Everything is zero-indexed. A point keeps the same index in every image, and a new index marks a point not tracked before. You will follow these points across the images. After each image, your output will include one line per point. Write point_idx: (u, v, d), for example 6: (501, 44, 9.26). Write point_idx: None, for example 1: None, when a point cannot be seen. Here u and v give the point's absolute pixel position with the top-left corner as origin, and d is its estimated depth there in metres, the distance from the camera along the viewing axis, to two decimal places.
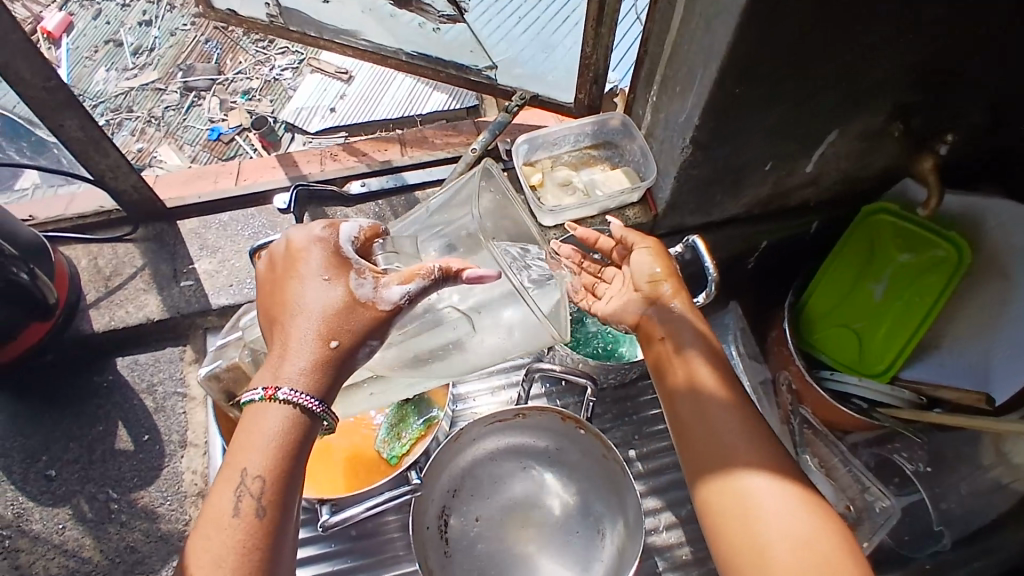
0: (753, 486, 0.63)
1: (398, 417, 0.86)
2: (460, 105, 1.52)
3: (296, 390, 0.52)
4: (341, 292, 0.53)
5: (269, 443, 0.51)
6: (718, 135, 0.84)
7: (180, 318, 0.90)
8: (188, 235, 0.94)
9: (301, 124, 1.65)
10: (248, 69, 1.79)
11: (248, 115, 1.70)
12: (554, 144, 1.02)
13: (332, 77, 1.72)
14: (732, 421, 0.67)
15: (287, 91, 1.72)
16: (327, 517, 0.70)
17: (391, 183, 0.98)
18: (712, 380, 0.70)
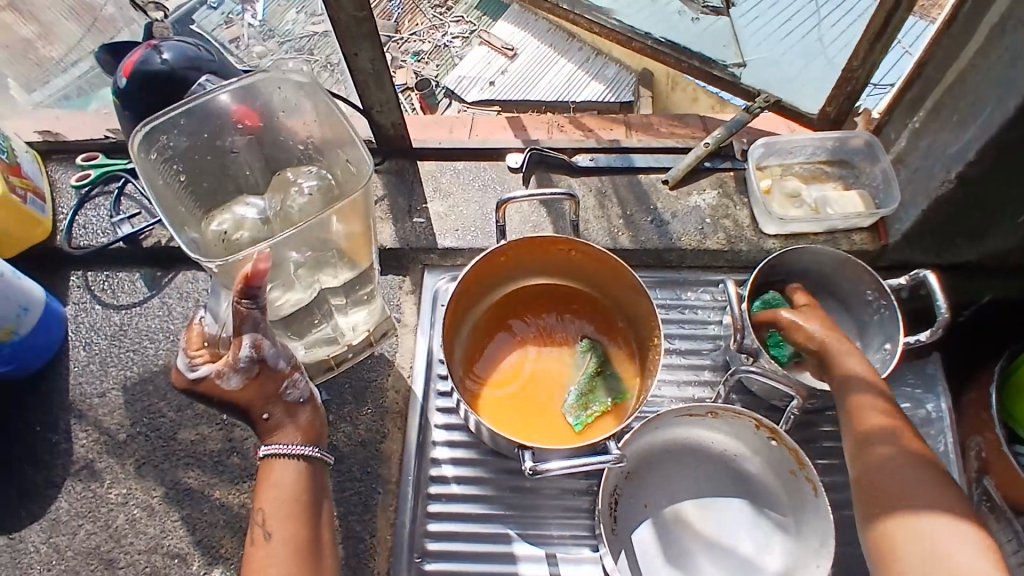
0: (924, 521, 0.63)
1: (588, 388, 0.89)
2: (615, 98, 1.73)
3: (287, 445, 0.70)
4: (239, 379, 0.67)
5: (279, 492, 0.68)
6: (989, 175, 0.80)
7: (408, 250, 0.96)
8: (425, 175, 1.00)
9: (460, 92, 1.72)
10: (423, 32, 1.87)
11: (413, 75, 1.77)
12: (790, 153, 0.99)
13: (497, 52, 1.80)
14: (904, 468, 0.67)
15: (454, 59, 1.80)
16: (534, 464, 0.73)
17: (619, 162, 1.00)
18: (885, 424, 0.71)
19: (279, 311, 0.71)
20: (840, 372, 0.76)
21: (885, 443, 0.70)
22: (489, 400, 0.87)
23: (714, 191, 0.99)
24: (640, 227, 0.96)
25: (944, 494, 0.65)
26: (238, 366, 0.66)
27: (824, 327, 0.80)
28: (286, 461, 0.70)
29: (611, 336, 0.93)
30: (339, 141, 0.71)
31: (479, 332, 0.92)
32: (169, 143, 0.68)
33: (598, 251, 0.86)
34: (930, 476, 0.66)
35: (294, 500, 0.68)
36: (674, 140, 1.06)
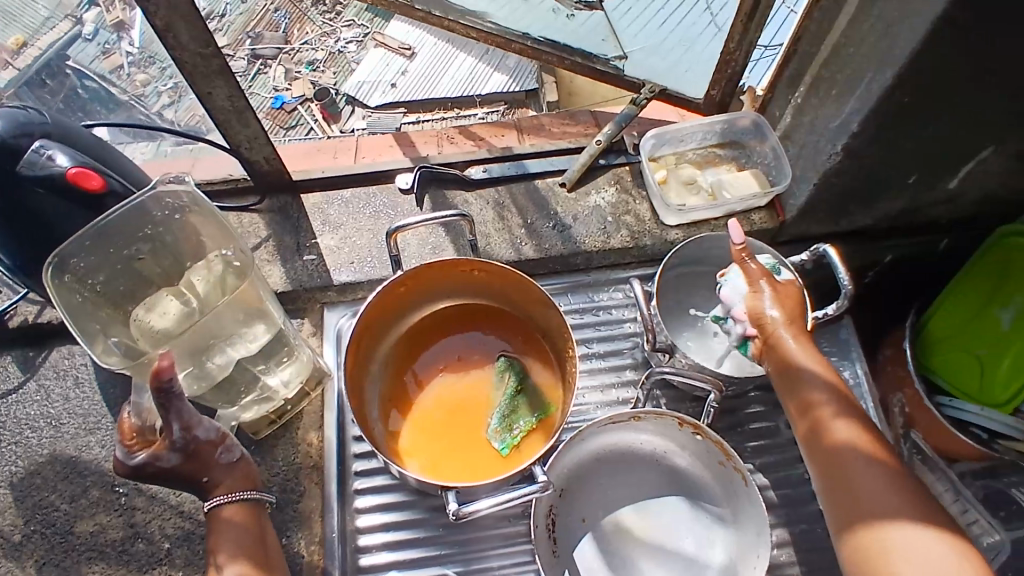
0: (897, 530, 0.62)
1: (511, 408, 0.85)
2: (521, 88, 1.67)
3: (224, 495, 0.69)
4: (178, 457, 0.65)
5: (238, 532, 0.69)
6: (870, 147, 0.80)
7: (301, 291, 0.90)
8: (311, 209, 0.94)
9: (362, 98, 1.64)
10: (314, 40, 1.71)
11: (310, 85, 1.64)
12: (681, 140, 0.99)
13: (394, 52, 1.70)
14: (871, 468, 0.66)
15: (350, 64, 1.68)
16: (459, 508, 0.68)
17: (512, 170, 0.97)
18: (843, 425, 0.69)
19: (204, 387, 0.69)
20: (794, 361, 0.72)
21: (848, 435, 0.68)
22: (410, 437, 0.84)
23: (612, 188, 0.97)
24: (542, 235, 0.93)
25: (910, 494, 0.64)
26: (175, 447, 0.64)
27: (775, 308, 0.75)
28: (234, 507, 0.70)
29: (528, 348, 0.90)
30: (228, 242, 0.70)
31: (392, 367, 0.88)
32: (80, 265, 0.66)
33: (499, 267, 0.81)
34: (897, 477, 0.66)
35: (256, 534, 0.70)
36: (567, 140, 1.03)
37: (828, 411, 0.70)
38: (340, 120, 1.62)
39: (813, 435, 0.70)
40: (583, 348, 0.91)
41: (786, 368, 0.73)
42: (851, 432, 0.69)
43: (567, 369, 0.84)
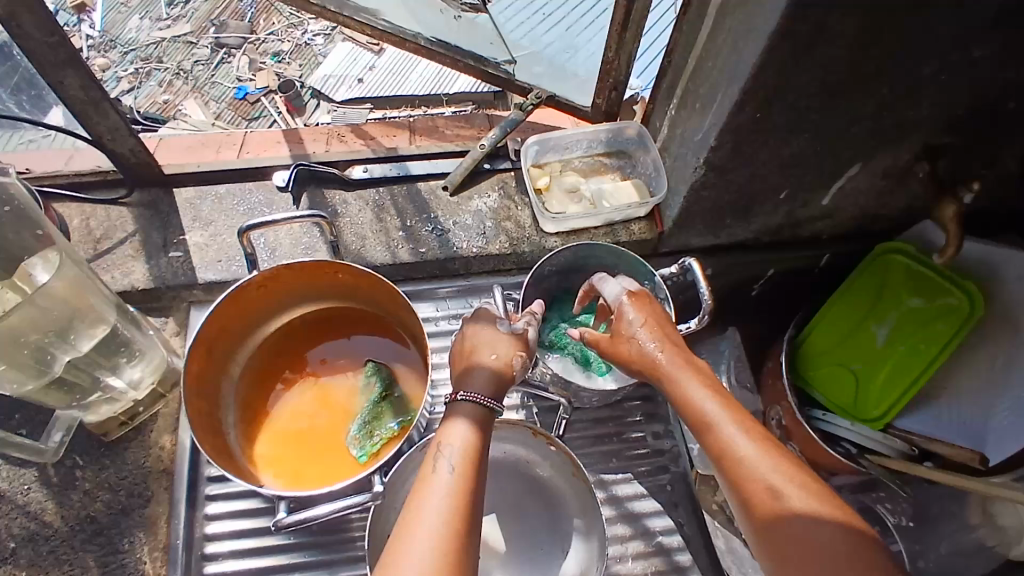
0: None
1: (373, 414, 0.84)
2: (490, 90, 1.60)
3: None
4: None
5: (461, 433, 0.59)
6: (732, 160, 0.80)
7: (166, 289, 0.88)
8: (183, 204, 0.92)
9: (328, 93, 1.74)
10: (278, 31, 1.99)
11: (274, 76, 1.86)
12: (567, 148, 0.98)
13: (365, 47, 1.78)
14: (794, 512, 0.53)
15: (317, 58, 1.88)
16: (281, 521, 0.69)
17: (393, 172, 0.95)
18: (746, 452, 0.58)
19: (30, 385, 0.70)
20: (686, 391, 0.64)
21: (770, 468, 0.57)
22: (269, 442, 0.85)
23: (495, 193, 0.96)
24: (419, 238, 0.92)
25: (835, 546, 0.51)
26: None
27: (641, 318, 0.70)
28: None
29: (398, 355, 0.89)
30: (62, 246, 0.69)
31: (260, 368, 0.88)
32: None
33: (360, 271, 0.81)
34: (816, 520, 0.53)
35: (479, 442, 0.59)
36: (456, 143, 1.01)
37: (741, 443, 0.58)
38: (306, 113, 1.77)
39: (725, 475, 0.58)
40: None
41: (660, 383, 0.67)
42: (768, 467, 0.57)
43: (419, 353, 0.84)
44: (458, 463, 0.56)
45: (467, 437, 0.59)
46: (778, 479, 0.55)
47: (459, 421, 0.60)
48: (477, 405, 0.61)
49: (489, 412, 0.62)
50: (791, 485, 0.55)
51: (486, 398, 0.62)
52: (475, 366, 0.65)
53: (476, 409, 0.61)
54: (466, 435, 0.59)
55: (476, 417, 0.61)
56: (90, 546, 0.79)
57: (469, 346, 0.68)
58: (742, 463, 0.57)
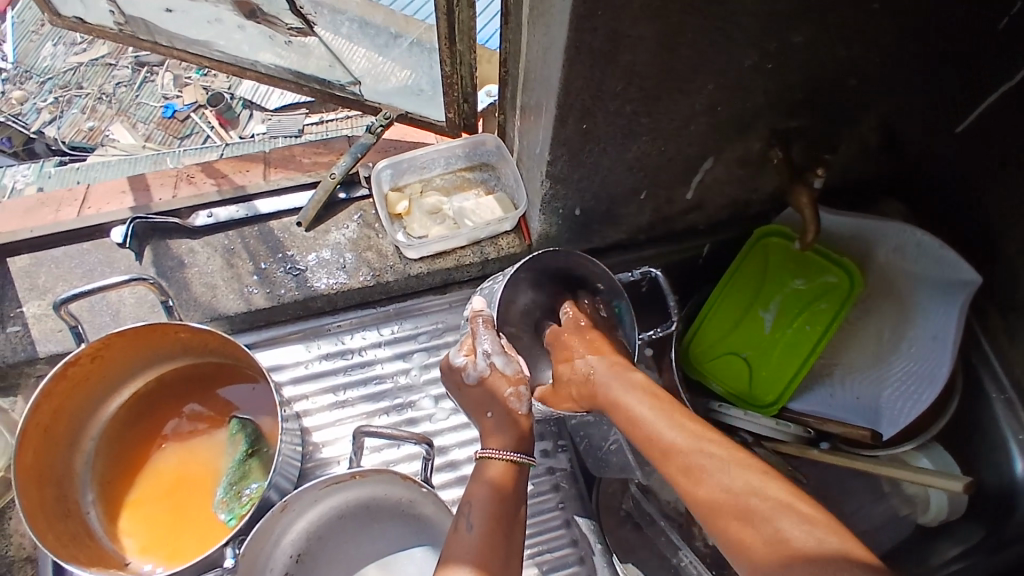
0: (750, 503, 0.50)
1: (240, 474, 0.80)
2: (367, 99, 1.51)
3: None
4: None
5: (492, 479, 0.67)
6: (577, 170, 0.77)
7: (6, 367, 0.83)
8: (18, 274, 0.87)
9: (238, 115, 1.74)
10: None
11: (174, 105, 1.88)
12: (424, 167, 0.94)
13: None
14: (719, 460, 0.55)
15: None
16: None
17: (241, 213, 0.91)
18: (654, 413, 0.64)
19: None
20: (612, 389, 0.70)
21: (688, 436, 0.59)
22: (136, 518, 0.80)
23: (354, 223, 0.92)
24: (274, 280, 0.88)
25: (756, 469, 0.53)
26: None
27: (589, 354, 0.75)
28: None
29: (264, 407, 0.85)
30: None
31: (116, 448, 0.83)
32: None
33: (201, 329, 0.76)
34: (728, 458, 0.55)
35: (512, 492, 0.66)
36: (310, 173, 0.97)
37: (676, 441, 0.59)
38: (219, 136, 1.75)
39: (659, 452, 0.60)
40: (330, 395, 0.88)
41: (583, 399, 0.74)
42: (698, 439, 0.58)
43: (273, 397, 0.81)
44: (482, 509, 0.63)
45: (493, 496, 0.65)
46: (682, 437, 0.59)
47: (489, 474, 0.67)
48: (503, 458, 0.68)
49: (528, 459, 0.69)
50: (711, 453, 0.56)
51: (511, 453, 0.68)
52: (494, 434, 0.70)
53: (505, 461, 0.67)
54: (495, 483, 0.66)
55: (507, 471, 0.67)
56: None
57: (471, 397, 0.73)
58: (674, 455, 0.58)
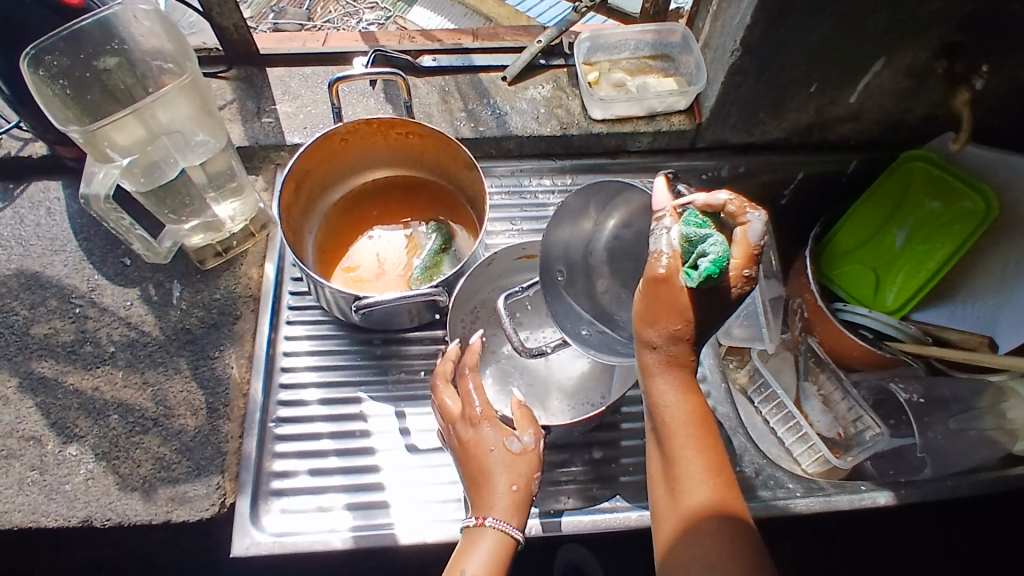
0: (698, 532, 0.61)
1: (432, 262, 0.94)
2: None
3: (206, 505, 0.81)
4: None
5: (482, 556, 0.66)
6: (766, 42, 0.90)
7: (257, 148, 1.00)
8: (274, 80, 1.05)
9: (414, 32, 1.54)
10: (338, 20, 1.52)
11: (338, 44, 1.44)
12: (615, 48, 1.07)
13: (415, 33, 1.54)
14: (697, 472, 0.62)
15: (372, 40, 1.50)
16: (363, 301, 0.79)
17: (459, 62, 1.07)
18: (664, 368, 0.62)
19: (158, 195, 0.83)
20: (652, 378, 0.63)
21: (671, 404, 0.62)
22: (341, 283, 0.94)
23: (549, 86, 1.07)
24: (480, 118, 1.03)
25: (721, 497, 0.62)
26: None
27: (646, 304, 0.61)
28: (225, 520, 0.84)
29: (454, 217, 0.99)
30: (197, 87, 0.79)
31: (330, 229, 0.98)
32: (53, 62, 0.75)
33: (433, 130, 0.91)
34: (704, 474, 0.62)
35: (505, 554, 0.67)
36: (514, 42, 1.12)
37: (682, 450, 0.63)
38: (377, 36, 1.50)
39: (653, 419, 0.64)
40: (508, 224, 1.02)
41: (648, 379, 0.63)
42: (689, 437, 0.63)
43: (477, 204, 0.96)
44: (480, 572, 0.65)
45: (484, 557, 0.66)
46: (682, 420, 0.63)
47: (480, 542, 0.67)
48: (494, 528, 0.67)
49: (515, 489, 0.69)
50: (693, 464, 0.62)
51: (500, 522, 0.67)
52: (481, 473, 0.69)
53: (496, 532, 0.67)
54: (489, 555, 0.66)
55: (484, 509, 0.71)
56: (183, 350, 0.90)
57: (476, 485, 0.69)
58: (659, 410, 0.63)
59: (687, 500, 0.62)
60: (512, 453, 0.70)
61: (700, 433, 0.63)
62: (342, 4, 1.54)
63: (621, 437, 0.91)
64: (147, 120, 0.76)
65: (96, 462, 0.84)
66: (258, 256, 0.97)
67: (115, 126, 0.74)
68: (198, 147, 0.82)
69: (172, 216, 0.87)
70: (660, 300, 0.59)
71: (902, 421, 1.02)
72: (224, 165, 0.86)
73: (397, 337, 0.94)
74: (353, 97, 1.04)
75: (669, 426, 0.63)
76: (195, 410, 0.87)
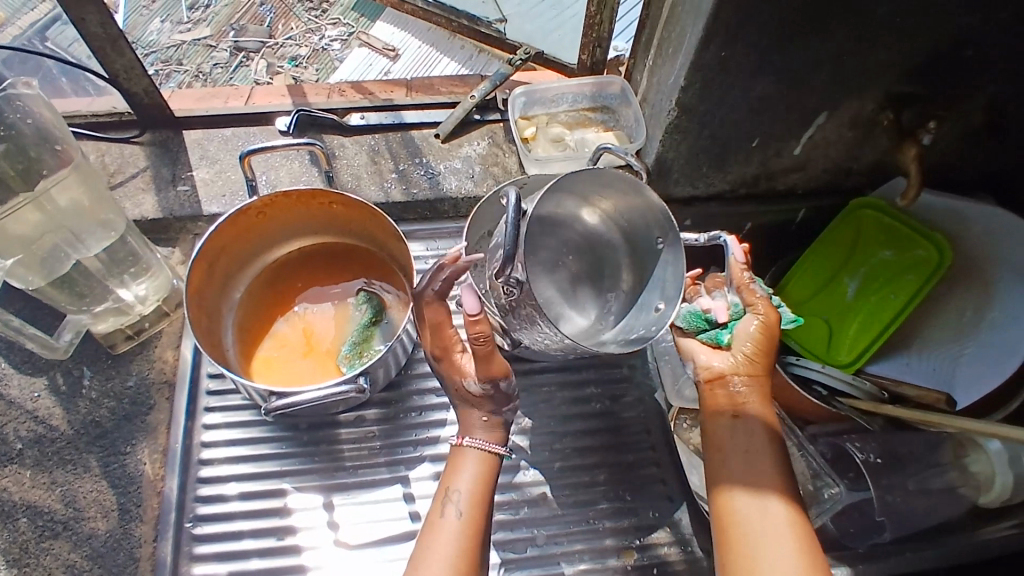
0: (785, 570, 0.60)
1: (362, 337, 0.88)
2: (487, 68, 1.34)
3: None
4: None
5: (468, 479, 0.70)
6: (702, 101, 0.86)
7: (172, 220, 0.94)
8: (191, 144, 0.99)
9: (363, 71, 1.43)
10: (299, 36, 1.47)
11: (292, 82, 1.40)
12: (552, 101, 1.03)
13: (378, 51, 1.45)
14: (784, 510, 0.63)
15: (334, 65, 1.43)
16: (274, 402, 0.73)
17: (389, 119, 1.02)
18: (754, 396, 0.68)
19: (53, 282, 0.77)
20: (741, 401, 0.68)
21: (757, 437, 0.67)
22: (266, 364, 0.88)
23: (485, 141, 1.02)
24: (412, 179, 0.98)
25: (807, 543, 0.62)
26: None
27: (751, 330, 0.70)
28: None
29: (385, 285, 0.93)
30: (92, 171, 0.75)
31: (253, 303, 0.92)
32: None
33: (354, 199, 0.86)
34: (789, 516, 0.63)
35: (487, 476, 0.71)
36: (449, 95, 1.08)
37: (771, 483, 0.64)
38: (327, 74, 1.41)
39: (738, 447, 0.67)
40: None
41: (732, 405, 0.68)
42: (778, 475, 0.65)
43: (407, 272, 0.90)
44: (466, 502, 0.69)
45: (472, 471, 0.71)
46: (770, 454, 0.66)
47: (467, 463, 0.71)
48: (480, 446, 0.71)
49: (490, 416, 0.72)
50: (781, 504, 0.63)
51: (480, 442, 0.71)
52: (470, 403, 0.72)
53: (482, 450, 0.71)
54: (475, 474, 0.70)
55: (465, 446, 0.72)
56: (92, 447, 0.84)
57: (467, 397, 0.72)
58: (748, 439, 0.67)
59: (776, 535, 0.62)
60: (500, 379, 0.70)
61: (787, 475, 0.65)
62: (305, 19, 1.49)
63: (567, 520, 0.85)
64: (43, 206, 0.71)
65: (6, 570, 0.78)
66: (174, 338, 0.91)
67: (10, 216, 0.68)
68: (100, 230, 0.77)
69: (72, 306, 0.82)
70: (769, 336, 0.69)
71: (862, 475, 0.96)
72: (126, 252, 0.81)
73: (326, 420, 0.88)
74: (276, 160, 0.98)
75: (756, 454, 0.66)
76: (106, 512, 0.81)
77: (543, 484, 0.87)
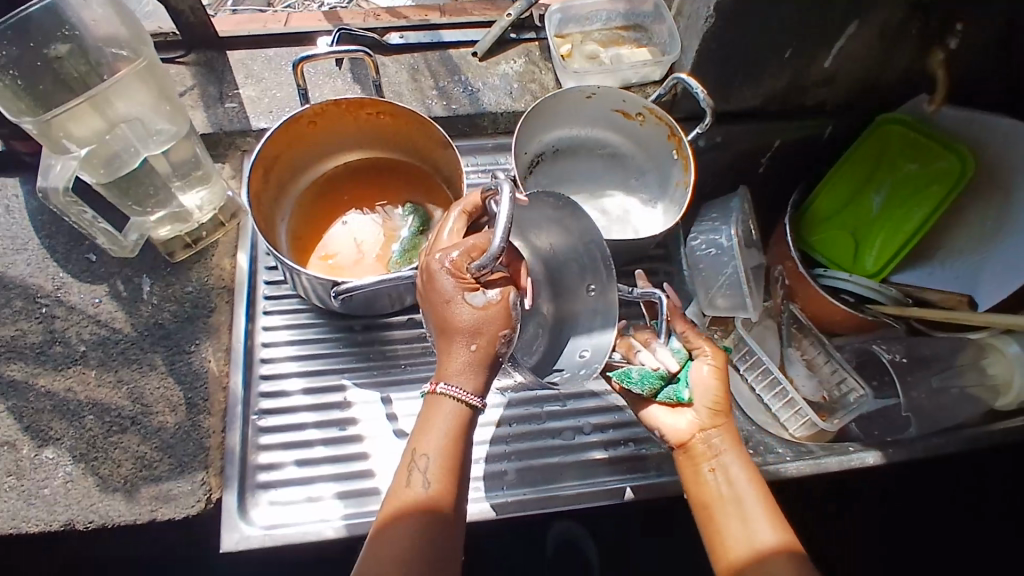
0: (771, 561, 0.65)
1: (411, 245, 0.92)
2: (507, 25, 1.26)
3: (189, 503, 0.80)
4: None
5: (443, 430, 0.63)
6: (740, 8, 0.89)
7: (222, 135, 0.97)
8: (236, 64, 1.01)
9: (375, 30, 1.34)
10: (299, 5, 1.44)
11: None
12: (586, 20, 1.05)
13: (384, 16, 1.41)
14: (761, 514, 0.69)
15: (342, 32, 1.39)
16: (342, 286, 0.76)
17: (427, 39, 1.05)
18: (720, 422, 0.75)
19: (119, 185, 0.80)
20: (708, 436, 0.75)
21: (728, 457, 0.73)
22: (320, 270, 0.91)
23: (521, 60, 1.05)
24: (452, 95, 1.01)
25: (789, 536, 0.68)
26: None
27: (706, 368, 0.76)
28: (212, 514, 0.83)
29: (428, 198, 0.96)
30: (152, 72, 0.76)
31: (305, 215, 0.95)
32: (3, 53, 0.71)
33: (404, 108, 0.88)
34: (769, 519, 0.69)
35: (460, 432, 0.64)
36: (483, 17, 1.10)
37: (745, 495, 0.71)
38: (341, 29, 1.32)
39: (710, 470, 0.73)
40: None
41: (700, 439, 0.75)
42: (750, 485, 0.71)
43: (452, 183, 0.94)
44: (435, 463, 0.62)
45: (443, 426, 0.63)
46: (738, 467, 0.73)
47: (440, 414, 0.64)
48: (456, 397, 0.63)
49: (472, 355, 0.63)
50: (758, 508, 0.70)
51: (460, 389, 0.63)
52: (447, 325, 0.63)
53: (457, 400, 0.63)
54: (446, 430, 0.63)
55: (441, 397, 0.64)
56: (157, 347, 0.88)
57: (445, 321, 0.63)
58: (715, 462, 0.73)
59: (759, 539, 0.67)
60: (476, 308, 0.63)
61: (760, 487, 0.72)
62: None
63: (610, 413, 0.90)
64: (104, 107, 0.72)
65: (74, 464, 0.81)
66: (229, 247, 0.95)
67: (70, 116, 0.70)
68: (160, 132, 0.78)
69: (137, 207, 0.85)
70: (725, 374, 0.76)
71: (885, 382, 1.03)
72: (188, 152, 0.84)
73: (378, 323, 0.92)
74: (319, 78, 1.01)
75: (726, 472, 0.72)
76: (173, 406, 0.85)
77: (587, 380, 0.91)
